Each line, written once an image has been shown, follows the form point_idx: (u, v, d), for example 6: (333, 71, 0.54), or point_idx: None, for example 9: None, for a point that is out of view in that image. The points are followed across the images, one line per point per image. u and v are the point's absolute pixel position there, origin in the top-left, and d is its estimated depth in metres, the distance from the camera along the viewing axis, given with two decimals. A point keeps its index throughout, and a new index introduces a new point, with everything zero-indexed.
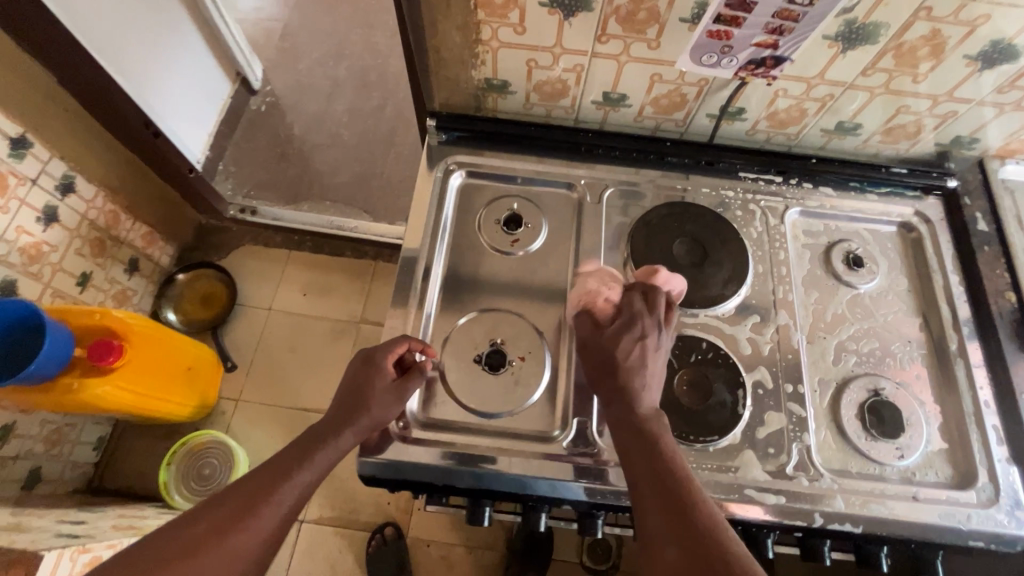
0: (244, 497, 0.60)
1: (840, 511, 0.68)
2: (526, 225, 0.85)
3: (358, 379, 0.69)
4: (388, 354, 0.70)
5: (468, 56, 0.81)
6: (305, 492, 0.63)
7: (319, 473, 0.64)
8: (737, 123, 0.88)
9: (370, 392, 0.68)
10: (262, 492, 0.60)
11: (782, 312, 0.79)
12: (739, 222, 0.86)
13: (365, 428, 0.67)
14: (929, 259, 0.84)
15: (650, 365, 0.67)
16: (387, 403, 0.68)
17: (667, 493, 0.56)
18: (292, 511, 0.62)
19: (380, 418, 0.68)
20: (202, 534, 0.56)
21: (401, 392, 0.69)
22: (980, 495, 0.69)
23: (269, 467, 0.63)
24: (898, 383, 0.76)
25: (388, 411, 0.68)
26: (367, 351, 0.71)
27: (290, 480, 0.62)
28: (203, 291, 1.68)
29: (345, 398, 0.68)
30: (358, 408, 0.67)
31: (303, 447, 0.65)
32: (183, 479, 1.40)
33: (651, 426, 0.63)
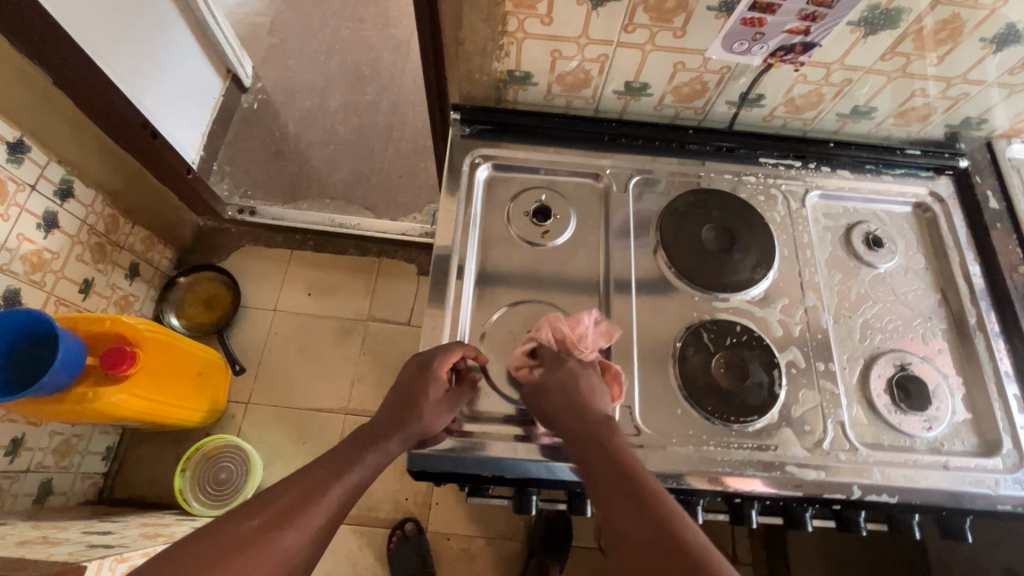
0: (297, 496, 0.58)
1: (877, 482, 0.70)
2: (554, 217, 0.85)
3: (413, 386, 0.69)
4: (444, 362, 0.70)
5: (491, 49, 0.81)
6: (354, 494, 0.62)
7: (368, 477, 0.64)
8: (756, 110, 0.89)
9: (424, 399, 0.68)
10: (315, 492, 0.59)
11: (809, 294, 0.81)
12: (761, 207, 0.87)
13: (415, 436, 0.67)
14: (944, 238, 0.87)
15: (583, 380, 0.68)
16: (437, 412, 0.69)
17: (620, 486, 0.55)
18: (340, 512, 0.60)
19: (430, 426, 0.68)
20: (255, 531, 0.54)
21: (451, 402, 0.70)
22: (1005, 461, 0.73)
23: (322, 466, 0.62)
24: (922, 358, 0.79)
25: (438, 422, 0.69)
26: (423, 356, 0.71)
27: (341, 481, 0.61)
28: (205, 295, 1.65)
29: (397, 404, 0.69)
30: (411, 415, 0.67)
31: (356, 448, 0.65)
32: (198, 485, 1.39)
33: (605, 431, 0.62)
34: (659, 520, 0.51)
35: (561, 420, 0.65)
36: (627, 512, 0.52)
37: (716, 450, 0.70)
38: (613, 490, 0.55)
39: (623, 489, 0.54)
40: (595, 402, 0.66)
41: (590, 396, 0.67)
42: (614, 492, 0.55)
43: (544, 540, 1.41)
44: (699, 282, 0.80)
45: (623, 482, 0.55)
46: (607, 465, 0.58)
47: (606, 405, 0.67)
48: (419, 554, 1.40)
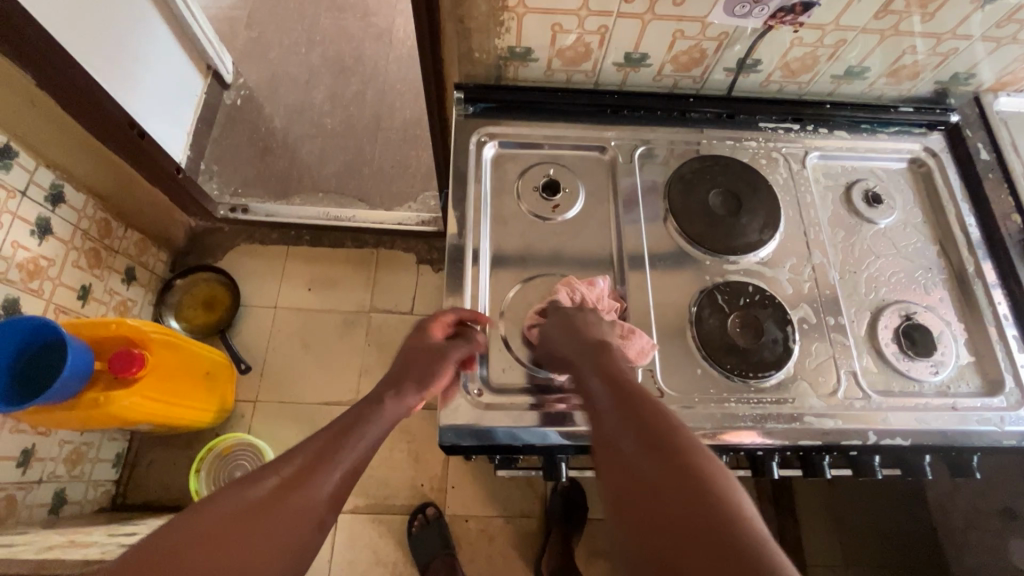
0: (306, 460, 0.59)
1: (891, 427, 0.73)
2: (563, 191, 0.86)
3: (411, 349, 0.72)
4: (438, 323, 0.74)
5: (491, 26, 0.81)
6: (362, 458, 0.62)
7: (377, 441, 0.64)
8: (752, 75, 0.90)
9: (421, 358, 0.71)
10: (322, 456, 0.60)
11: (816, 252, 0.84)
12: (764, 169, 0.89)
13: (415, 393, 0.68)
14: (939, 191, 0.90)
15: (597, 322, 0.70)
16: (434, 367, 0.70)
17: (609, 395, 0.58)
18: (349, 476, 0.60)
19: (438, 377, 0.70)
20: (264, 495, 0.55)
21: (447, 357, 0.71)
22: (1008, 399, 0.76)
23: (329, 430, 0.63)
24: (925, 307, 0.82)
25: (438, 376, 0.70)
26: (419, 322, 0.75)
27: (348, 444, 0.62)
28: (204, 296, 1.63)
29: (398, 369, 0.70)
30: (409, 372, 0.69)
31: (358, 411, 0.66)
32: (215, 483, 1.39)
33: (600, 350, 0.65)
34: (644, 422, 0.54)
35: (560, 351, 0.67)
36: (613, 414, 0.56)
37: (736, 405, 0.73)
38: (597, 396, 0.59)
39: (611, 396, 0.58)
40: (591, 330, 0.68)
41: (589, 327, 0.69)
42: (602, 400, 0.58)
43: (560, 514, 1.44)
44: (709, 245, 0.82)
45: (612, 390, 0.58)
46: (597, 377, 0.61)
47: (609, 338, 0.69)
48: (441, 536, 1.42)
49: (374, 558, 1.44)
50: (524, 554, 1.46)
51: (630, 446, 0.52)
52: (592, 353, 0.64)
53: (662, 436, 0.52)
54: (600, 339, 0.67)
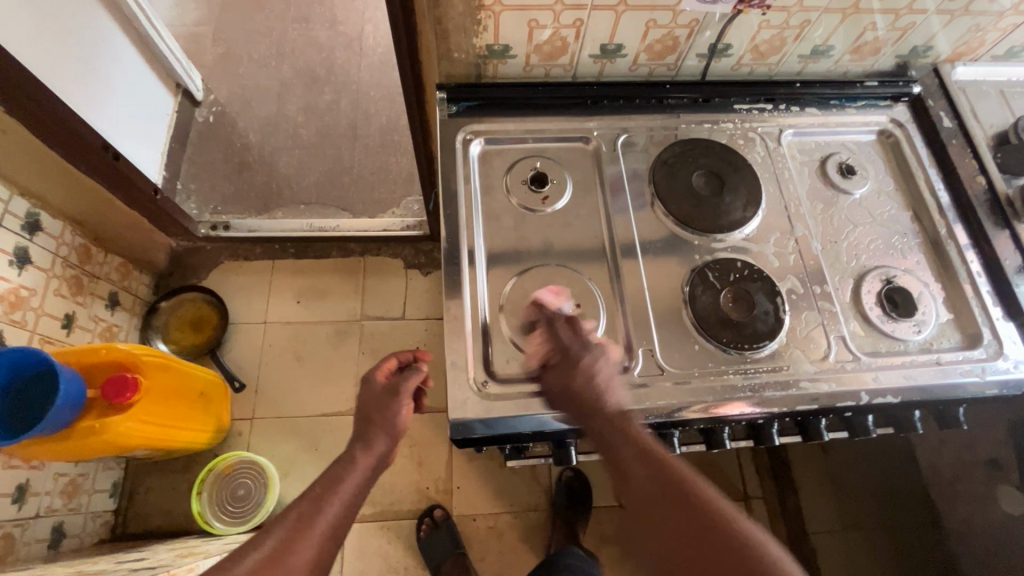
0: (290, 530, 0.68)
1: (880, 386, 0.77)
2: (551, 183, 0.87)
3: (364, 400, 0.86)
4: (378, 371, 0.88)
5: (469, 26, 0.82)
6: (341, 514, 0.73)
7: (355, 496, 0.76)
8: (724, 60, 0.93)
9: (375, 403, 0.84)
10: (305, 523, 0.69)
11: (798, 225, 0.87)
12: (742, 149, 0.92)
13: (383, 436, 0.82)
14: (908, 159, 0.93)
15: (600, 376, 0.71)
16: (390, 403, 0.84)
17: (640, 468, 0.65)
18: (331, 537, 0.70)
19: (394, 416, 0.84)
20: (254, 568, 0.63)
21: (398, 390, 0.85)
22: (988, 350, 0.80)
23: (308, 497, 0.73)
24: (904, 270, 0.86)
25: (396, 409, 0.84)
26: (363, 378, 0.88)
27: (327, 506, 0.72)
28: (190, 317, 1.61)
29: (359, 422, 0.84)
30: (371, 418, 0.83)
31: (332, 473, 0.77)
32: (217, 506, 1.34)
33: (601, 406, 0.70)
34: (667, 479, 0.63)
35: (572, 406, 0.70)
36: (649, 491, 0.63)
37: (733, 377, 0.75)
38: (624, 459, 0.66)
39: (645, 472, 0.64)
40: (590, 385, 0.70)
41: (590, 382, 0.71)
42: (637, 477, 0.64)
43: (566, 503, 1.46)
44: (696, 226, 0.84)
45: (642, 463, 0.65)
46: (627, 449, 0.66)
47: (608, 387, 0.72)
48: (450, 536, 1.43)
49: (385, 564, 1.45)
50: (535, 547, 1.48)
51: (667, 504, 0.61)
52: (613, 421, 0.69)
53: (686, 489, 0.62)
54: (598, 393, 0.70)
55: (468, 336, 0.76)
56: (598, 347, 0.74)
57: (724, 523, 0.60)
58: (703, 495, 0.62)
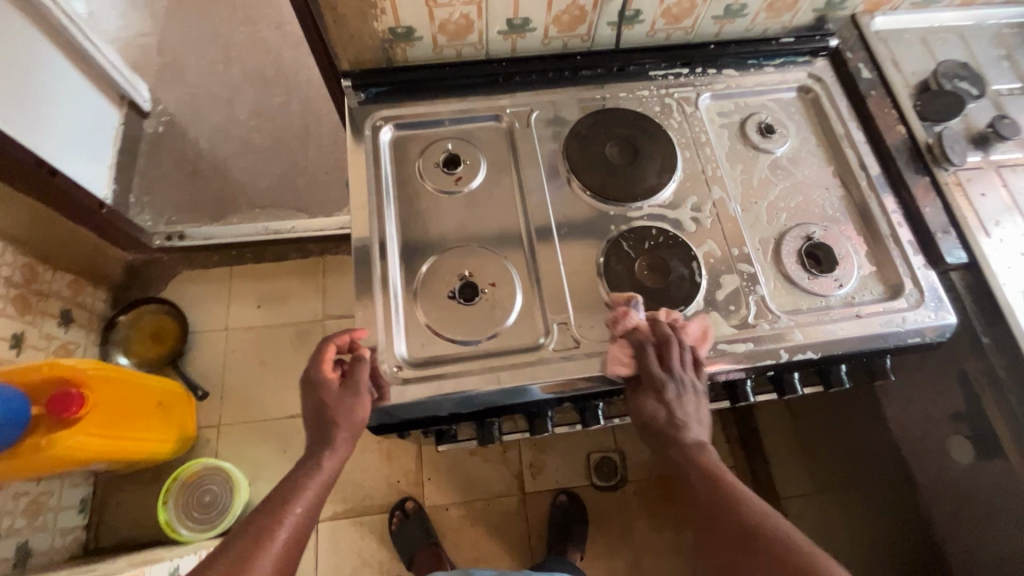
0: (244, 548, 0.62)
1: (800, 342, 0.76)
2: (464, 163, 0.86)
3: (313, 402, 0.69)
4: (319, 365, 0.70)
5: (365, 9, 0.82)
6: (304, 518, 0.66)
7: (318, 499, 0.68)
8: (636, 27, 0.92)
9: (328, 403, 0.69)
10: (262, 538, 0.63)
11: (715, 188, 0.86)
12: (659, 116, 0.90)
13: (346, 437, 0.68)
14: (829, 113, 0.92)
15: (686, 406, 0.70)
16: (351, 404, 0.68)
17: (701, 485, 0.65)
18: (293, 545, 0.65)
19: (351, 414, 0.68)
20: None
21: (355, 389, 0.69)
22: (909, 300, 0.80)
23: (263, 506, 0.66)
24: (826, 226, 0.85)
25: (352, 409, 0.68)
26: (303, 374, 0.71)
27: (287, 516, 0.65)
28: (150, 328, 1.61)
29: (314, 422, 0.70)
30: (327, 422, 0.68)
31: (291, 477, 0.69)
32: (184, 515, 1.33)
33: (680, 436, 0.69)
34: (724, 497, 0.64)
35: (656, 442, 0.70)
36: (709, 514, 0.63)
37: None
38: (690, 478, 0.66)
39: (712, 497, 0.64)
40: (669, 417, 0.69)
41: (669, 415, 0.69)
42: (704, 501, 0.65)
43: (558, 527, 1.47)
44: (610, 196, 0.83)
45: (704, 482, 0.65)
46: (696, 475, 0.66)
47: (689, 417, 0.70)
48: (422, 528, 1.45)
49: (360, 560, 1.46)
50: (505, 536, 1.51)
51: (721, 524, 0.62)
52: (686, 452, 0.68)
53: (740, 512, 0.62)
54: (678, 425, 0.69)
55: (380, 325, 0.75)
56: (687, 375, 0.70)
57: (782, 548, 0.58)
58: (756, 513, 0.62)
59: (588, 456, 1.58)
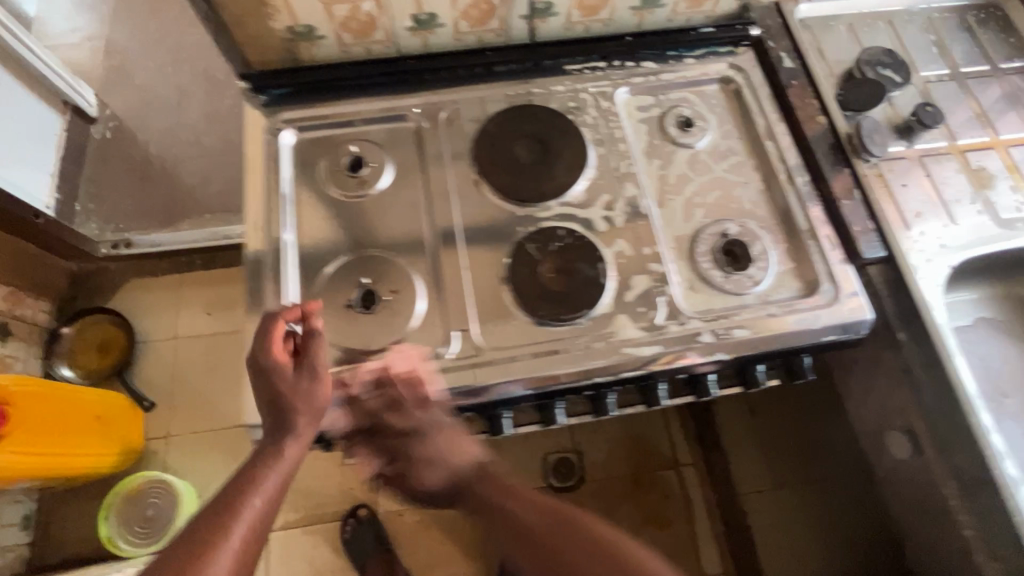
0: (193, 542, 0.58)
1: (711, 343, 0.73)
2: (369, 166, 0.83)
3: (268, 386, 0.66)
4: (269, 348, 0.67)
5: (258, 8, 0.79)
6: (264, 510, 0.62)
7: (278, 488, 0.64)
8: (550, 19, 0.89)
9: (286, 386, 0.66)
10: (214, 531, 0.59)
11: (629, 185, 0.83)
12: (572, 113, 0.88)
13: (309, 421, 0.66)
14: (749, 105, 0.89)
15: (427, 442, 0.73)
16: (309, 388, 0.66)
17: (498, 499, 0.72)
18: (253, 537, 0.61)
19: (310, 397, 0.66)
20: None
21: (313, 372, 0.67)
22: (825, 296, 0.77)
23: (219, 499, 0.62)
24: (744, 222, 0.82)
25: (312, 391, 0.66)
26: (251, 358, 0.68)
27: (246, 508, 0.61)
28: (97, 340, 1.58)
29: (271, 407, 0.67)
30: (284, 408, 0.66)
31: (250, 465, 0.65)
32: (126, 528, 1.32)
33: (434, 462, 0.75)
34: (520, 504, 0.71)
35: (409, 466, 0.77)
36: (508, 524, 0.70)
37: (550, 351, 0.72)
38: (477, 496, 0.74)
39: (528, 521, 0.69)
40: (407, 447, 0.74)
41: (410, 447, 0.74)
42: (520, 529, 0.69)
43: None
44: (518, 197, 0.80)
45: (499, 495, 0.73)
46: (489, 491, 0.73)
47: (437, 452, 0.74)
48: (374, 535, 1.43)
49: (312, 568, 1.44)
50: (461, 540, 1.46)
51: (521, 529, 0.69)
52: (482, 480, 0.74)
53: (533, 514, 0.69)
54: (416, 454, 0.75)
55: None
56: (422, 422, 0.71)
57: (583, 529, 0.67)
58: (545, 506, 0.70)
59: (547, 456, 1.55)
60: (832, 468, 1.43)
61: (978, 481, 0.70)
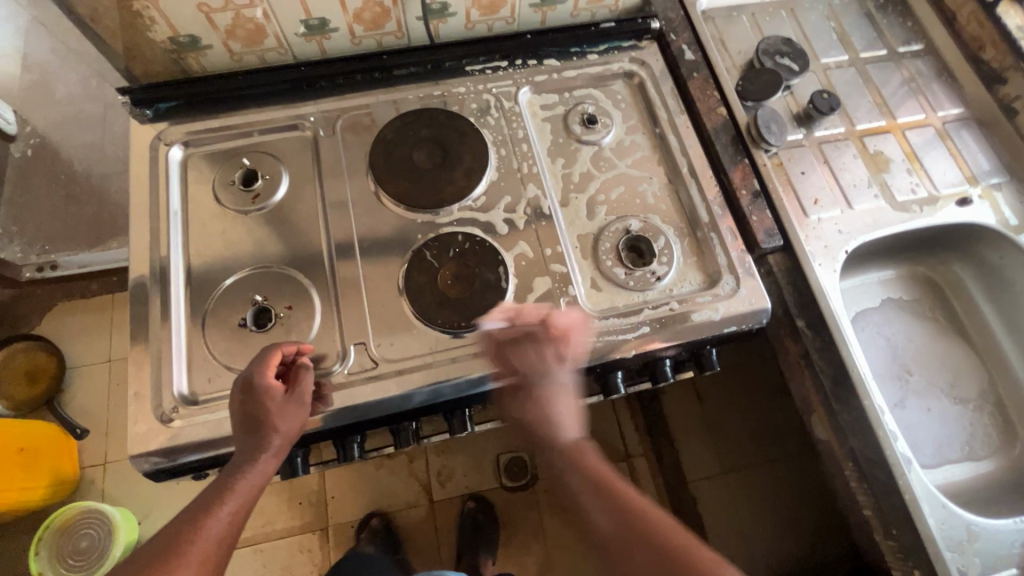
0: (158, 551, 0.56)
1: (612, 342, 0.73)
2: (262, 178, 0.80)
3: (246, 408, 0.63)
4: (264, 369, 0.64)
5: (131, 20, 0.74)
6: (231, 524, 0.59)
7: (246, 504, 0.61)
8: (449, 19, 0.87)
9: (269, 407, 0.63)
10: (179, 541, 0.56)
11: (531, 185, 0.82)
12: (474, 115, 0.86)
13: (284, 442, 0.63)
14: (652, 99, 0.89)
15: (558, 402, 0.67)
16: (291, 413, 0.64)
17: (588, 494, 0.61)
18: (221, 548, 0.58)
19: (287, 422, 0.63)
20: None
21: (300, 399, 0.65)
22: (725, 288, 0.78)
23: (191, 509, 0.60)
24: (646, 217, 0.82)
25: (292, 418, 0.64)
26: (242, 376, 0.65)
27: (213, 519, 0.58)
28: (24, 368, 1.49)
29: (245, 422, 0.63)
30: (258, 430, 0.62)
31: (221, 478, 0.61)
32: (58, 561, 1.27)
33: (557, 431, 0.66)
34: (609, 505, 0.59)
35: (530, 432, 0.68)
36: (598, 532, 0.58)
37: (448, 359, 0.71)
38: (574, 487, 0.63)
39: (607, 521, 0.58)
40: (533, 407, 0.67)
41: (535, 406, 0.67)
42: (600, 528, 0.58)
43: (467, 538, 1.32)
44: (415, 203, 0.79)
45: (591, 492, 0.61)
46: (582, 487, 0.61)
47: (565, 419, 0.67)
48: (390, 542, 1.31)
49: None
50: (415, 549, 1.37)
51: (613, 537, 0.57)
52: (573, 457, 0.64)
53: (625, 520, 0.58)
54: (545, 419, 0.67)
55: (159, 361, 0.70)
56: (559, 370, 0.68)
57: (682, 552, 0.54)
58: (634, 509, 0.58)
59: (497, 457, 1.43)
60: (779, 450, 1.39)
61: (874, 462, 0.72)
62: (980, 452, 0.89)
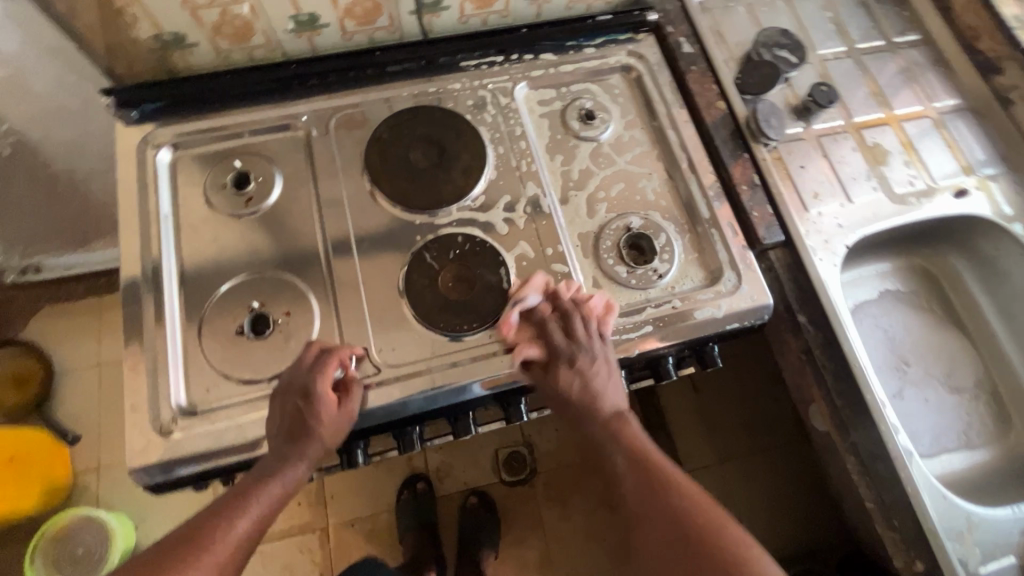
0: (180, 542, 0.55)
1: (615, 341, 0.73)
2: (255, 180, 0.78)
3: (298, 413, 0.63)
4: (322, 375, 0.64)
5: (113, 18, 0.72)
6: (255, 527, 0.59)
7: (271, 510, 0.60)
8: (443, 14, 0.85)
9: (318, 416, 0.63)
10: (205, 536, 0.56)
11: (530, 183, 0.81)
12: (471, 112, 0.85)
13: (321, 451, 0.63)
14: (651, 93, 0.88)
15: (597, 375, 0.69)
16: (336, 423, 0.64)
17: (621, 454, 0.66)
18: (242, 550, 0.57)
19: (329, 434, 0.64)
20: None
21: (348, 410, 0.65)
22: (727, 284, 0.77)
23: (219, 504, 0.59)
24: (646, 214, 0.81)
25: (336, 428, 0.64)
26: (298, 378, 0.65)
27: (241, 518, 0.58)
28: (10, 373, 1.46)
29: (292, 428, 0.63)
30: (304, 438, 0.62)
31: (253, 479, 0.61)
32: (54, 569, 1.25)
33: (597, 403, 0.69)
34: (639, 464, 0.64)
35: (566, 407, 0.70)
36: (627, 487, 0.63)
37: (450, 363, 0.70)
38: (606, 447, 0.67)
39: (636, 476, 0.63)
40: (570, 379, 0.68)
41: (575, 378, 0.68)
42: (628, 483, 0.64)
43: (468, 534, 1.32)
44: (413, 204, 0.78)
45: (625, 453, 0.65)
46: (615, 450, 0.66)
47: (605, 391, 0.69)
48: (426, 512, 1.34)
49: None
50: None
51: (640, 493, 0.62)
52: (607, 424, 0.68)
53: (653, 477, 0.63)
54: (586, 391, 0.68)
55: (154, 372, 0.68)
56: (596, 344, 0.69)
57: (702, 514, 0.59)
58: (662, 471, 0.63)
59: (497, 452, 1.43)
60: (776, 440, 1.40)
61: (876, 454, 0.73)
62: (975, 440, 0.90)
